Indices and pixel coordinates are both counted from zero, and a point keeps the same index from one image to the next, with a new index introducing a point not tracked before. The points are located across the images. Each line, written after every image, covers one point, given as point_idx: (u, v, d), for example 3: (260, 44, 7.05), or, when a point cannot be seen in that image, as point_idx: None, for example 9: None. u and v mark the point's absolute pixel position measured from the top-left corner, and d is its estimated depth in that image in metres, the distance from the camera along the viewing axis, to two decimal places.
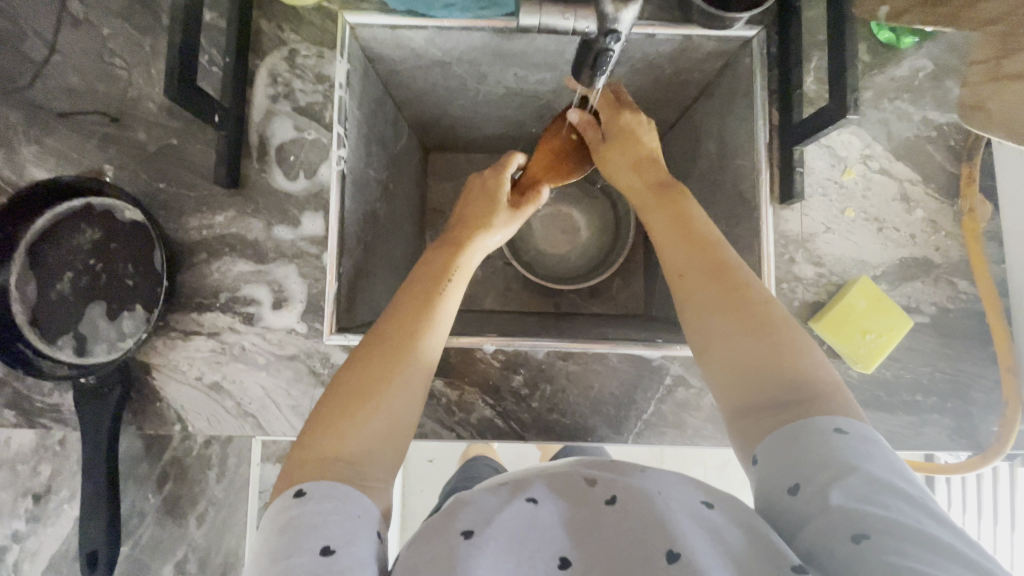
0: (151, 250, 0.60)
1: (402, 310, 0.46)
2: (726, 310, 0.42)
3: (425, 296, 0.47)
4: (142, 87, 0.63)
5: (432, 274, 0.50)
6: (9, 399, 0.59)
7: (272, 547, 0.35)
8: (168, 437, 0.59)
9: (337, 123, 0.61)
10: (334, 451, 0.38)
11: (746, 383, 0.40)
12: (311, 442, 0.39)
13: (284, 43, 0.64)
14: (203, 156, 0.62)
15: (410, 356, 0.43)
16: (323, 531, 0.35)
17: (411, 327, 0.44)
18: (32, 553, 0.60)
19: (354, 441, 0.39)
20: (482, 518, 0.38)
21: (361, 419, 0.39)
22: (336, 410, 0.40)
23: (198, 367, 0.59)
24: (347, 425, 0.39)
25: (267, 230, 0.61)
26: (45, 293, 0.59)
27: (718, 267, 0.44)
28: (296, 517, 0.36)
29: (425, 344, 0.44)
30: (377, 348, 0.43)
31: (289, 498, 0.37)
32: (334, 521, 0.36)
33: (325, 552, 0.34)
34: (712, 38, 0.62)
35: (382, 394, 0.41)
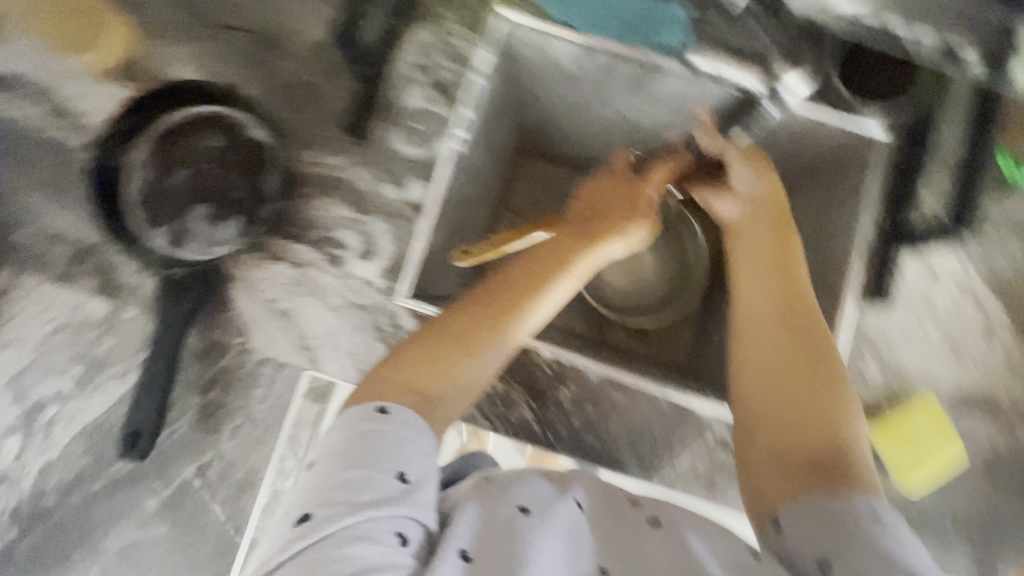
0: (264, 171, 0.64)
1: (504, 285, 0.48)
2: (782, 352, 0.47)
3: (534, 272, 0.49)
4: (298, 20, 0.66)
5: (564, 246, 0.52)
6: (94, 268, 0.62)
7: (346, 449, 0.36)
8: (226, 347, 0.61)
9: (465, 107, 0.63)
10: (417, 382, 0.42)
11: (782, 409, 0.45)
12: (396, 367, 0.43)
13: (438, 20, 0.66)
14: (335, 99, 0.65)
15: (502, 330, 0.45)
16: (400, 458, 0.36)
17: (513, 297, 0.47)
18: (68, 416, 0.63)
19: (431, 382, 0.42)
20: (540, 501, 0.39)
21: (446, 366, 0.43)
22: (424, 346, 0.43)
23: (274, 290, 0.61)
24: (431, 365, 0.43)
25: (374, 183, 0.64)
26: (160, 180, 0.64)
27: (789, 315, 0.50)
28: (375, 434, 0.37)
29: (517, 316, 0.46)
30: (467, 304, 0.46)
31: (373, 411, 0.38)
32: (410, 450, 0.37)
33: (403, 479, 0.35)
34: (845, 130, 0.62)
35: (462, 347, 0.44)
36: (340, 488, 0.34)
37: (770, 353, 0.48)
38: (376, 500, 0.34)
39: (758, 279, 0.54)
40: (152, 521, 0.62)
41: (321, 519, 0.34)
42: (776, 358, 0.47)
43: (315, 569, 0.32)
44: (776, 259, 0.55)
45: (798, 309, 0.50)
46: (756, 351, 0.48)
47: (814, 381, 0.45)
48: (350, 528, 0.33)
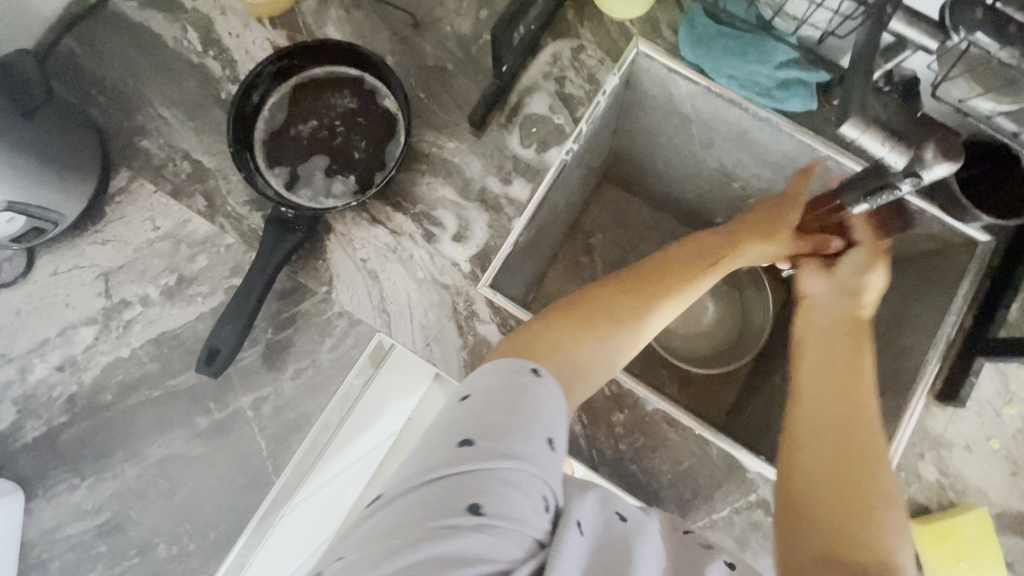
0: (387, 140, 0.67)
1: (642, 282, 0.52)
2: (839, 452, 0.48)
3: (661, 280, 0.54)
4: (449, 11, 0.70)
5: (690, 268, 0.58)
6: (208, 190, 0.67)
7: (505, 394, 0.36)
8: (309, 292, 0.64)
9: (584, 122, 0.67)
10: (562, 351, 0.45)
11: (831, 501, 0.45)
12: (548, 333, 0.45)
13: (576, 38, 0.70)
14: (465, 89, 0.69)
15: (642, 321, 0.50)
16: (552, 422, 0.36)
17: (652, 296, 0.52)
18: (148, 321, 0.66)
19: (580, 355, 0.45)
20: (634, 516, 0.39)
21: (594, 345, 0.47)
22: (578, 322, 0.47)
23: (367, 251, 0.64)
24: (581, 339, 0.46)
25: (483, 174, 0.67)
26: (288, 125, 0.67)
27: (848, 419, 0.51)
28: (531, 389, 0.37)
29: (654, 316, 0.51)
30: (615, 292, 0.51)
31: (527, 368, 0.39)
32: (558, 419, 0.37)
33: (552, 444, 0.35)
34: (944, 225, 0.63)
35: (609, 330, 0.48)
36: (500, 427, 0.34)
37: (825, 443, 0.49)
38: (531, 452, 0.34)
39: (822, 383, 0.55)
40: (195, 439, 0.64)
41: (479, 451, 0.33)
42: (829, 452, 0.49)
43: (472, 496, 0.31)
44: (847, 360, 0.57)
45: (859, 413, 0.51)
46: (805, 441, 0.50)
47: (867, 479, 0.46)
48: (506, 469, 0.32)
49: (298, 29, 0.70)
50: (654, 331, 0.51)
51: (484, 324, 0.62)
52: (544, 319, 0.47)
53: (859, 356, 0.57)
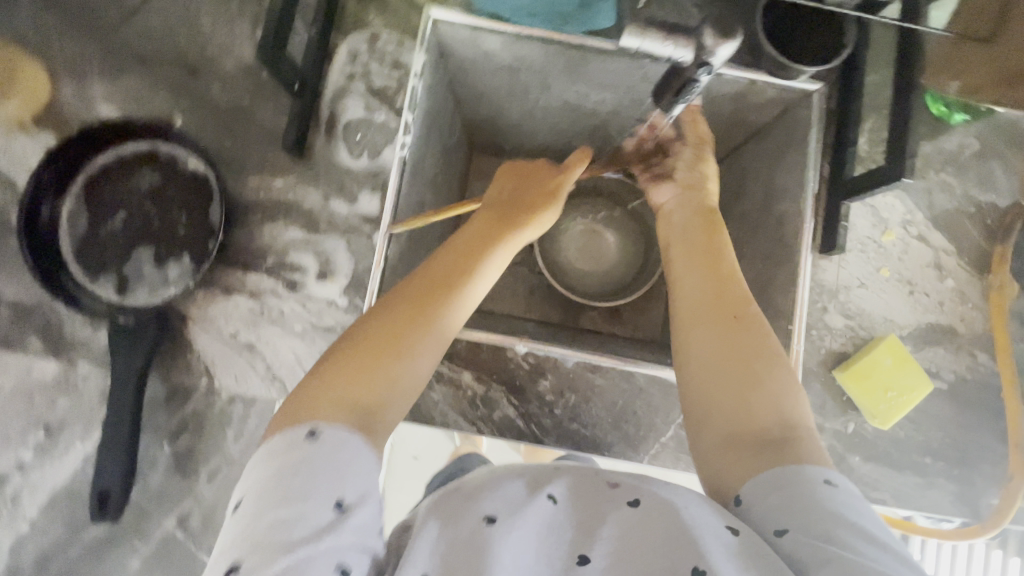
0: (208, 203, 0.61)
1: (437, 265, 0.45)
2: (720, 340, 0.43)
3: (464, 254, 0.46)
4: (223, 44, 0.64)
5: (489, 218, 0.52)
6: (38, 327, 0.57)
7: (270, 487, 0.33)
8: (191, 389, 0.59)
9: (408, 111, 0.62)
10: (350, 395, 0.37)
11: (718, 395, 0.41)
12: (332, 372, 0.38)
13: (367, 27, 0.65)
14: (272, 120, 0.63)
15: (440, 319, 0.42)
16: (341, 483, 0.34)
17: (445, 285, 0.43)
18: (33, 487, 0.59)
19: (374, 392, 0.38)
20: (505, 506, 0.37)
21: (388, 365, 0.39)
22: (362, 354, 0.39)
23: (234, 324, 0.60)
24: (370, 373, 0.38)
25: (324, 201, 0.62)
26: (95, 227, 0.60)
27: (720, 299, 0.45)
28: (305, 463, 0.34)
29: (453, 306, 0.42)
30: (408, 297, 0.42)
31: (300, 436, 0.35)
32: (348, 477, 0.34)
33: (337, 505, 0.34)
34: (776, 86, 0.64)
35: (405, 346, 0.40)
36: (274, 529, 0.32)
37: (701, 325, 0.44)
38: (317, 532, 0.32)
39: (689, 268, 0.49)
40: None
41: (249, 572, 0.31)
42: (710, 334, 0.43)
43: None
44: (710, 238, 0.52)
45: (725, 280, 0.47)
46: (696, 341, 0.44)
47: (754, 363, 0.42)
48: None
49: None
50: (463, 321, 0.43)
51: None
52: (323, 367, 0.39)
53: (713, 229, 0.53)
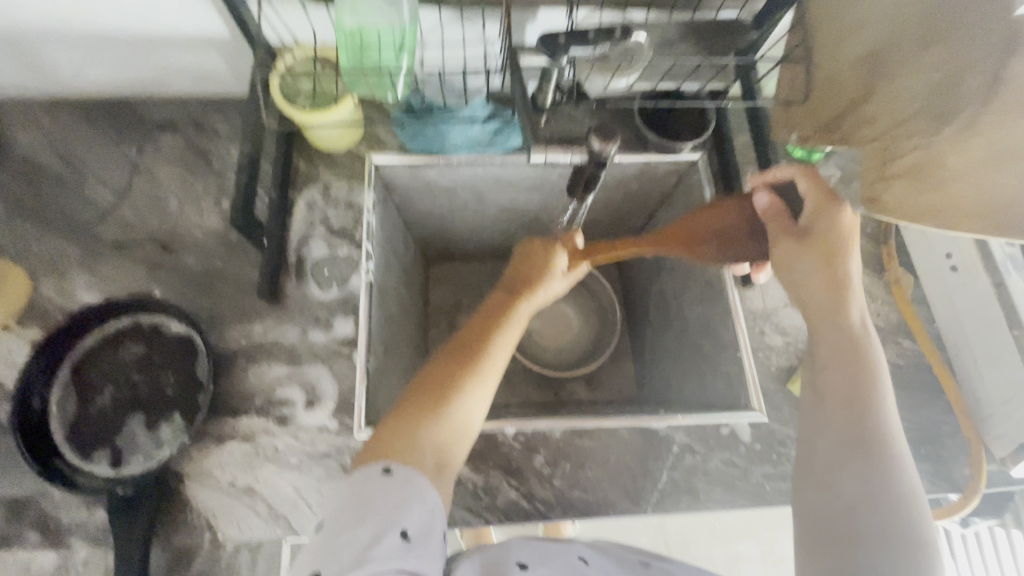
0: (193, 360, 0.65)
1: (470, 335, 0.51)
2: (836, 448, 0.44)
3: (489, 322, 0.52)
4: (192, 218, 0.72)
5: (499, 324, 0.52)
6: (32, 520, 0.60)
7: (351, 502, 0.39)
8: (195, 548, 0.59)
9: (366, 241, 0.71)
10: (417, 440, 0.43)
11: (831, 501, 0.42)
12: (394, 429, 0.44)
13: (319, 181, 0.75)
14: (245, 275, 0.70)
15: (483, 381, 0.47)
16: (412, 516, 0.39)
17: (479, 345, 0.49)
18: None
19: (437, 435, 0.44)
20: (535, 557, 0.42)
21: (446, 415, 0.45)
22: (428, 403, 0.45)
23: (231, 471, 0.61)
24: (434, 420, 0.44)
25: (302, 334, 0.68)
26: (85, 407, 0.62)
27: (854, 410, 0.45)
28: (379, 490, 0.40)
29: (490, 363, 0.49)
30: (456, 352, 0.49)
31: (376, 471, 0.41)
32: (417, 509, 0.40)
33: (404, 538, 0.38)
34: (667, 162, 0.77)
35: (459, 395, 0.46)
36: (360, 543, 0.37)
37: (836, 403, 0.46)
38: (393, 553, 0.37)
39: (827, 360, 0.48)
40: None
41: None
42: (846, 414, 0.45)
43: None
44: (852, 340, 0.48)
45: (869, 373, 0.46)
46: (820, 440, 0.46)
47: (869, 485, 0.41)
48: None
49: (53, 311, 0.68)
50: (497, 380, 0.49)
51: None
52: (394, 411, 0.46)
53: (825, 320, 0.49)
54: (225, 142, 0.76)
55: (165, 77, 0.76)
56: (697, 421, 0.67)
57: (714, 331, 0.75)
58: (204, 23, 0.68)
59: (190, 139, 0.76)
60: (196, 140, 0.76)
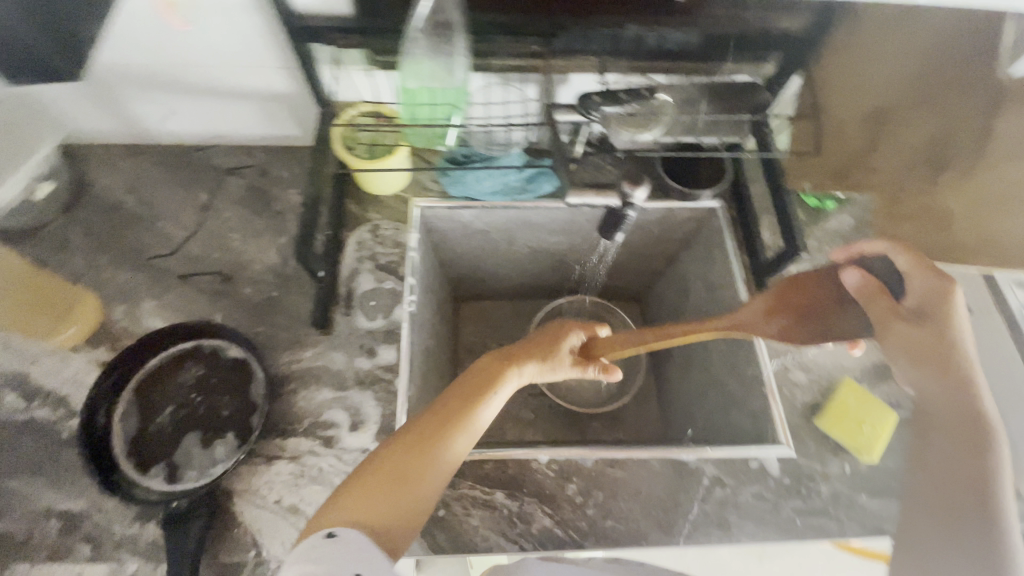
0: (248, 383, 0.70)
1: (446, 411, 0.51)
2: (948, 490, 0.51)
3: (468, 397, 0.53)
4: (252, 253, 0.79)
5: (476, 395, 0.53)
6: (85, 534, 0.63)
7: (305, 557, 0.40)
8: (240, 565, 0.61)
9: (410, 276, 0.77)
10: (365, 518, 0.44)
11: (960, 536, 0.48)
12: (349, 500, 0.45)
13: (368, 221, 0.82)
14: (299, 305, 0.76)
15: (439, 464, 0.48)
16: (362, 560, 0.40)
17: (447, 424, 0.50)
18: None
19: (383, 515, 0.44)
20: None
21: (396, 495, 0.46)
22: (385, 477, 0.46)
23: (277, 490, 0.64)
24: (382, 498, 0.45)
25: (349, 360, 0.72)
26: (145, 424, 0.66)
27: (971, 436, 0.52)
28: (328, 544, 0.41)
29: (453, 446, 0.50)
30: (425, 426, 0.50)
31: (321, 537, 0.41)
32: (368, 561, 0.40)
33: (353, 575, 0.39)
34: (686, 208, 0.83)
35: (413, 478, 0.47)
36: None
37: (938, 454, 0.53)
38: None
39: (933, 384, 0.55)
40: None
41: None
42: (971, 462, 0.51)
43: None
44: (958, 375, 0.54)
45: (983, 419, 0.52)
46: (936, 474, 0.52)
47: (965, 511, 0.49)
48: None
49: (121, 335, 0.73)
50: (455, 466, 0.49)
51: None
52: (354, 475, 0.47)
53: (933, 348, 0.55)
54: (286, 187, 0.84)
55: (237, 127, 0.85)
56: (725, 454, 0.69)
57: (739, 368, 0.78)
58: (280, 83, 0.77)
59: (254, 184, 0.85)
60: (259, 184, 0.84)
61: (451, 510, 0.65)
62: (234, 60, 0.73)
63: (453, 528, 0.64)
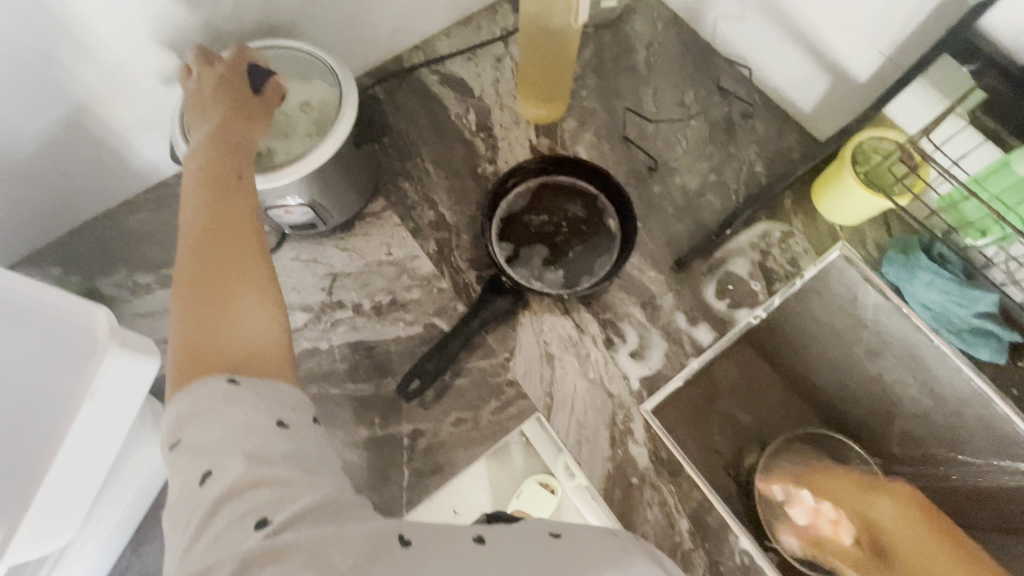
0: (601, 253, 0.74)
1: (225, 223, 0.47)
2: None
3: (203, 224, 0.46)
4: (683, 167, 0.82)
5: (231, 227, 0.47)
6: (439, 238, 0.77)
7: (216, 425, 0.36)
8: (492, 355, 0.70)
9: (780, 296, 0.74)
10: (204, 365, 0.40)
11: None
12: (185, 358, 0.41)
13: (789, 225, 0.79)
14: (678, 236, 0.78)
15: (241, 276, 0.45)
16: (212, 457, 0.35)
17: (225, 263, 0.45)
18: (352, 326, 0.72)
19: (223, 346, 0.41)
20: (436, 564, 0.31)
21: (221, 324, 0.42)
22: (197, 332, 0.41)
23: (554, 338, 0.71)
24: (211, 334, 0.41)
25: (674, 310, 0.74)
26: (524, 212, 0.77)
27: None
28: (210, 396, 0.38)
29: (244, 263, 0.45)
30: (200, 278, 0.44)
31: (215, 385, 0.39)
32: (225, 452, 0.35)
33: (204, 482, 0.35)
34: None
35: (226, 308, 0.43)
36: (188, 501, 0.35)
37: None
38: (218, 504, 0.33)
39: None
40: (349, 446, 0.66)
41: (222, 474, 0.35)
42: None
43: (255, 510, 0.33)
44: None
45: None
46: None
47: None
48: (243, 477, 0.34)
49: (555, 140, 0.83)
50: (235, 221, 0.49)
51: (636, 444, 0.68)
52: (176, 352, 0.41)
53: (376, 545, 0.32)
54: (751, 141, 0.84)
55: (767, 65, 0.83)
56: None
57: None
58: (853, 66, 0.73)
59: (732, 117, 0.85)
60: (736, 122, 0.85)
61: (643, 487, 0.66)
62: (849, 22, 0.70)
63: (632, 498, 0.66)
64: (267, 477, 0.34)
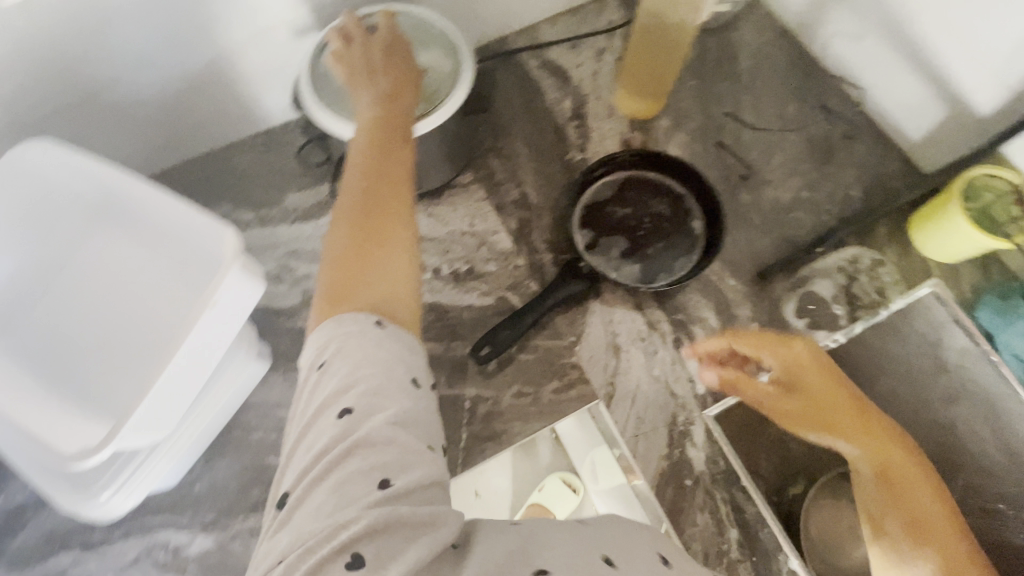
0: (682, 254, 0.74)
1: (380, 173, 0.49)
2: None
3: (361, 170, 0.49)
4: (775, 180, 0.80)
5: (382, 176, 0.48)
6: (522, 216, 0.79)
7: (357, 358, 0.39)
8: (561, 336, 0.71)
9: (861, 324, 0.72)
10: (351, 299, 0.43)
11: None
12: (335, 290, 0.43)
13: (880, 253, 0.77)
14: (761, 248, 0.77)
15: (387, 221, 0.46)
16: (353, 395, 0.38)
17: (375, 208, 0.46)
18: (429, 288, 0.74)
19: (369, 286, 0.43)
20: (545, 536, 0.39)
21: (370, 264, 0.44)
22: (346, 269, 0.44)
23: (623, 330, 0.72)
24: (359, 273, 0.44)
25: (748, 321, 0.73)
26: (609, 202, 0.77)
27: None
28: (362, 334, 0.40)
29: (392, 211, 0.47)
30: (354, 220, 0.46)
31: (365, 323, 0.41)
32: (373, 395, 0.38)
33: (342, 417, 0.37)
34: None
35: (374, 250, 0.45)
36: (320, 427, 0.37)
37: None
38: (354, 448, 0.36)
39: None
40: None
41: (358, 419, 0.37)
42: None
43: (384, 470, 0.36)
44: None
45: None
46: None
47: None
48: (381, 428, 0.37)
49: (647, 137, 0.84)
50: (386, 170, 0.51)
51: (693, 447, 0.68)
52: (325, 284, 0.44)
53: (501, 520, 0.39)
54: (850, 164, 0.81)
55: (879, 88, 0.81)
56: None
57: None
58: (977, 97, 0.70)
59: (833, 136, 0.83)
60: (836, 142, 0.82)
61: (695, 489, 0.66)
62: (980, 51, 0.67)
63: (682, 499, 0.66)
64: (403, 441, 0.37)
